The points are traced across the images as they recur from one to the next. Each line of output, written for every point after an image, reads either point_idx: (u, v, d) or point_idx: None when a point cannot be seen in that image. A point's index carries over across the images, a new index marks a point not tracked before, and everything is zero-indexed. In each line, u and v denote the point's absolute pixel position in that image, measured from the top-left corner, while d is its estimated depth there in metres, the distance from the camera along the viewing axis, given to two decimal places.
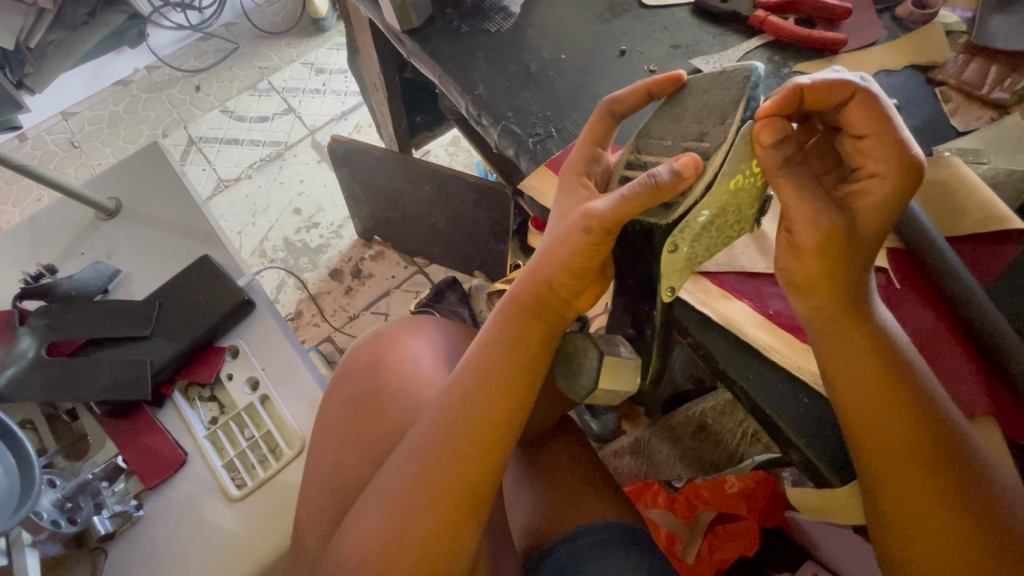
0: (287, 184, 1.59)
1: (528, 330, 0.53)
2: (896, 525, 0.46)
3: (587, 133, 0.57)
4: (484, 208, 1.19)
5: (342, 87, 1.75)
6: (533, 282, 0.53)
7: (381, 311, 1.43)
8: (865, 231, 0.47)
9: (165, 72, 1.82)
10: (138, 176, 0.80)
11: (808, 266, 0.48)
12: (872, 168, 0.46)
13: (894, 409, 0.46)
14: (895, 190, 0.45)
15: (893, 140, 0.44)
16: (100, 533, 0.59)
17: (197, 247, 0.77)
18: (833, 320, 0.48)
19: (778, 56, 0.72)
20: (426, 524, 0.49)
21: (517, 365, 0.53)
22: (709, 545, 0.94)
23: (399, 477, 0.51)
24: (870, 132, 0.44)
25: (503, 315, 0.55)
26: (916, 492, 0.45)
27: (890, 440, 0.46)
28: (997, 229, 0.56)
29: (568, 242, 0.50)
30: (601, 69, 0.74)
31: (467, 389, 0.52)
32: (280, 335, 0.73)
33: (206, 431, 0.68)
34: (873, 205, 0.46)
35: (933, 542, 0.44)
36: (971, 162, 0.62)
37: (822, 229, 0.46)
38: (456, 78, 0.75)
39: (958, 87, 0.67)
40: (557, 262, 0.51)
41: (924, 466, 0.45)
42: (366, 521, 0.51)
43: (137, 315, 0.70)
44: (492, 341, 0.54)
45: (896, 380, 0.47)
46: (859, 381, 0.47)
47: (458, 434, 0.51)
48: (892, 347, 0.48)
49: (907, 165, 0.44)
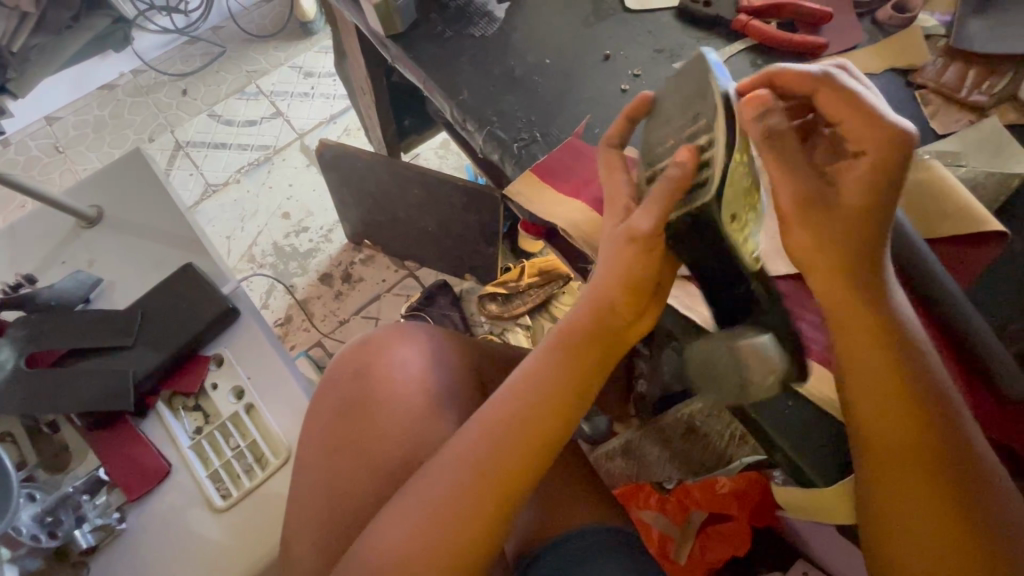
0: (275, 188, 1.58)
1: (572, 346, 0.54)
2: (901, 529, 0.47)
3: (605, 171, 0.58)
4: (473, 211, 1.19)
5: (331, 91, 1.75)
6: (590, 306, 0.53)
7: (371, 316, 1.42)
8: (847, 200, 0.46)
9: (151, 76, 1.81)
10: (119, 184, 0.79)
11: (817, 261, 0.48)
12: (862, 142, 0.45)
13: (909, 414, 0.47)
14: (880, 168, 0.45)
15: (874, 116, 0.44)
16: (82, 547, 0.58)
17: (181, 255, 0.76)
18: (842, 316, 0.49)
19: (760, 61, 0.73)
20: (449, 538, 0.49)
21: (559, 380, 0.53)
22: (701, 546, 0.95)
23: (421, 485, 0.52)
24: (845, 114, 0.45)
25: (554, 335, 0.55)
26: (920, 496, 0.47)
27: (913, 442, 0.47)
28: (975, 231, 0.56)
29: (636, 264, 0.51)
30: (587, 74, 0.75)
31: (501, 402, 0.53)
32: (265, 342, 0.72)
33: (191, 441, 0.67)
34: (859, 184, 0.46)
35: (935, 546, 0.46)
36: (950, 165, 0.63)
37: (791, 198, 0.47)
38: (440, 83, 0.75)
39: (938, 90, 0.68)
40: (620, 285, 0.52)
41: (931, 471, 0.47)
42: (384, 532, 0.51)
43: (119, 324, 0.69)
44: (540, 353, 0.55)
45: (912, 385, 0.48)
46: (876, 386, 0.48)
47: (493, 441, 0.51)
48: (913, 351, 0.49)
49: (893, 140, 0.44)
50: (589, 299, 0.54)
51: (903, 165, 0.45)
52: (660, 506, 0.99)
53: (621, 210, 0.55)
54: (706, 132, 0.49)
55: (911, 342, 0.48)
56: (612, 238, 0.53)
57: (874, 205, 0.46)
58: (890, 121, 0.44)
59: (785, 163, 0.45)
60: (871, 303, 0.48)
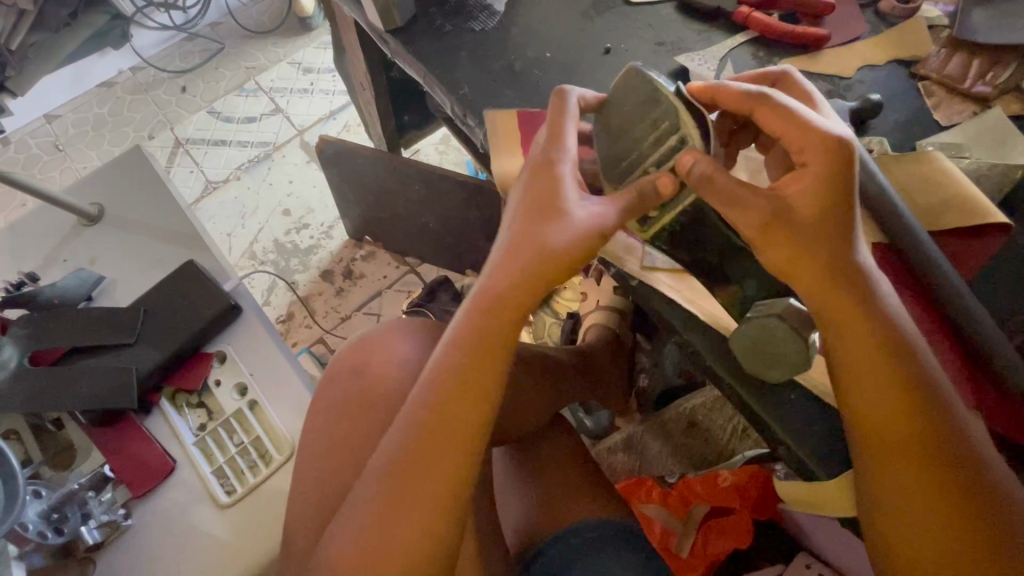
0: (276, 185, 1.58)
1: (492, 328, 0.53)
2: (895, 521, 0.46)
3: (550, 126, 0.54)
4: (474, 207, 1.18)
5: (330, 86, 1.74)
6: (516, 272, 0.52)
7: (373, 312, 1.42)
8: (801, 210, 0.47)
9: (149, 73, 1.80)
10: (120, 182, 0.79)
11: (801, 264, 0.47)
12: (802, 151, 0.47)
13: (904, 407, 0.46)
14: (827, 172, 0.46)
15: (806, 125, 0.47)
16: (88, 544, 0.58)
17: (182, 252, 0.76)
18: (839, 314, 0.47)
19: (762, 53, 0.73)
20: (410, 527, 0.51)
21: (489, 353, 0.53)
22: (703, 538, 0.93)
23: (377, 474, 0.53)
24: (781, 126, 0.48)
25: (471, 302, 0.54)
26: (922, 489, 0.45)
27: (905, 436, 0.46)
28: (979, 222, 0.55)
29: (575, 244, 0.51)
30: (587, 68, 0.74)
31: (430, 383, 0.53)
32: (267, 339, 0.72)
33: (195, 438, 0.67)
34: (808, 190, 0.46)
35: (939, 538, 0.45)
36: (953, 156, 0.62)
37: (758, 226, 0.47)
38: (440, 78, 0.75)
39: (941, 81, 0.67)
40: (556, 261, 0.51)
41: (930, 464, 0.45)
42: (353, 520, 0.52)
43: (123, 322, 0.69)
44: (462, 339, 0.53)
45: (903, 379, 0.47)
46: (868, 382, 0.47)
47: (430, 435, 0.52)
48: (905, 342, 0.47)
49: (828, 143, 0.46)
50: (518, 276, 0.52)
51: (841, 166, 0.46)
52: (662, 500, 0.98)
53: (560, 175, 0.52)
54: (674, 133, 0.51)
55: (901, 334, 0.47)
56: (553, 214, 0.51)
57: (829, 207, 0.46)
58: (822, 128, 0.46)
59: (733, 197, 0.48)
60: (861, 294, 0.47)
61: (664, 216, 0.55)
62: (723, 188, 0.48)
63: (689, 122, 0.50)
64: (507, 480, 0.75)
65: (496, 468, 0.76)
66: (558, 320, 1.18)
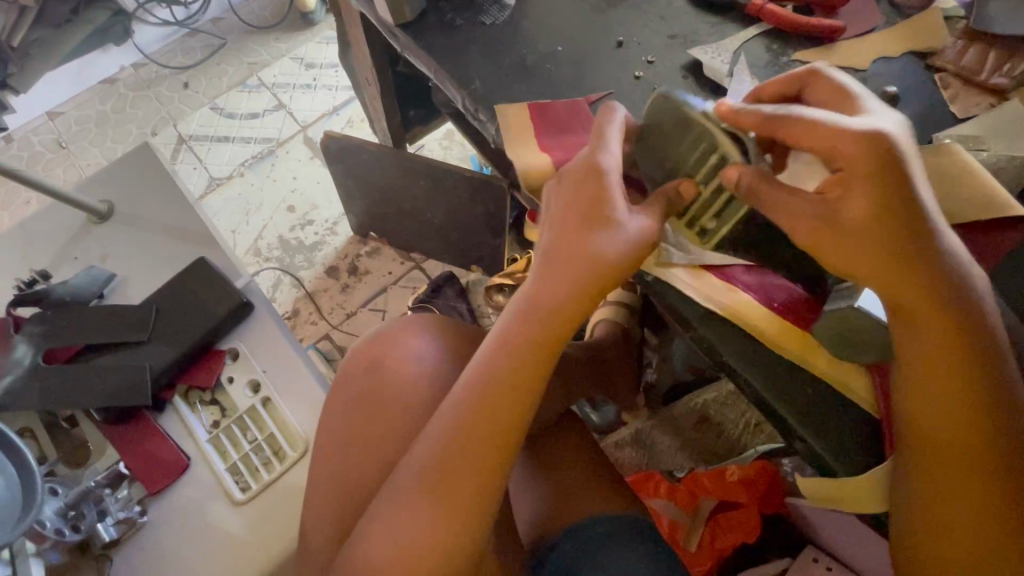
0: (281, 181, 1.58)
1: (537, 330, 0.52)
2: (940, 512, 0.47)
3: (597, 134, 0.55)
4: (480, 203, 1.18)
5: (333, 82, 1.73)
6: (565, 277, 0.52)
7: (378, 308, 1.42)
8: (851, 215, 0.46)
9: (152, 70, 1.79)
10: (128, 179, 0.79)
11: (863, 263, 0.46)
12: (839, 156, 0.46)
13: (968, 407, 0.46)
14: (878, 172, 0.45)
15: (833, 129, 0.46)
16: (105, 541, 0.59)
17: (193, 249, 0.75)
18: (911, 313, 0.47)
19: (776, 45, 0.72)
20: (443, 527, 0.50)
21: (541, 359, 0.53)
22: (710, 533, 0.93)
23: (414, 471, 0.53)
24: (810, 135, 0.47)
25: (519, 303, 0.54)
26: (967, 482, 0.47)
27: (961, 433, 0.46)
28: (998, 216, 0.55)
29: (626, 252, 0.51)
30: (599, 62, 0.74)
31: (484, 383, 0.53)
32: (279, 335, 0.72)
33: (209, 435, 0.67)
34: (863, 195, 0.46)
35: (980, 527, 0.47)
36: (971, 149, 0.62)
37: (807, 234, 0.48)
38: (450, 72, 0.75)
39: (957, 73, 0.67)
40: (609, 265, 0.51)
41: (980, 462, 0.46)
42: (381, 519, 0.52)
43: (135, 320, 0.69)
44: (514, 340, 0.53)
45: (976, 380, 0.46)
46: (928, 379, 0.47)
47: (472, 433, 0.52)
48: (976, 340, 0.46)
49: (864, 141, 0.45)
50: (564, 279, 0.52)
51: (892, 163, 0.45)
52: (670, 494, 0.98)
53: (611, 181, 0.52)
54: (714, 151, 0.53)
55: (973, 331, 0.46)
56: (602, 218, 0.51)
57: (890, 208, 0.45)
58: (852, 130, 0.46)
59: (778, 207, 0.48)
60: (939, 293, 0.46)
61: (722, 227, 0.57)
62: (768, 196, 0.48)
63: (728, 140, 0.51)
64: (520, 474, 0.74)
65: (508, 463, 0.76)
66: None
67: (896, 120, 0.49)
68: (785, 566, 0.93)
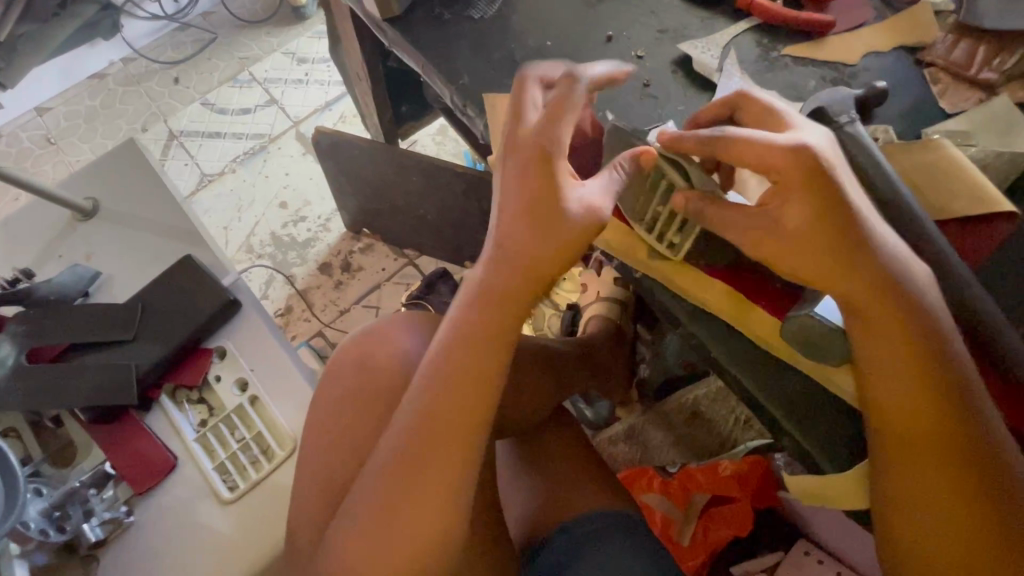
0: (272, 177, 1.57)
1: (496, 316, 0.55)
2: (911, 510, 0.47)
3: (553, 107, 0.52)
4: (473, 199, 1.17)
5: (325, 77, 1.71)
6: (507, 266, 0.54)
7: (372, 305, 1.41)
8: (791, 222, 0.48)
9: (142, 65, 1.77)
10: (114, 176, 0.78)
11: (805, 267, 0.48)
12: (770, 169, 0.48)
13: (924, 402, 0.47)
14: (806, 179, 0.47)
15: (762, 145, 0.48)
16: (90, 541, 0.58)
17: (180, 246, 0.75)
18: (859, 312, 0.48)
19: (766, 40, 0.71)
20: (423, 519, 0.52)
21: (499, 347, 0.55)
22: (703, 528, 0.94)
23: (388, 461, 0.53)
24: (741, 155, 0.48)
25: (468, 296, 0.56)
26: (932, 477, 0.46)
27: (917, 428, 0.47)
28: (985, 211, 0.55)
29: (580, 230, 0.52)
30: (589, 56, 0.73)
31: (448, 372, 0.54)
32: (267, 333, 0.71)
33: (197, 434, 0.66)
34: (800, 200, 0.47)
35: (953, 525, 0.46)
36: (960, 144, 0.62)
37: (754, 246, 0.50)
38: (439, 67, 0.74)
39: (947, 68, 0.67)
40: (553, 249, 0.52)
41: (947, 457, 0.46)
42: (364, 513, 0.53)
43: (120, 318, 0.68)
44: (469, 333, 0.55)
45: (929, 375, 0.47)
46: (875, 376, 0.48)
47: (445, 428, 0.53)
48: (922, 336, 0.47)
49: (790, 153, 0.47)
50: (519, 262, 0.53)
51: (819, 168, 0.47)
52: (664, 490, 0.97)
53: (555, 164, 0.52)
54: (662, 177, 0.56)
55: (919, 327, 0.47)
56: (553, 198, 0.52)
57: (827, 210, 0.47)
58: (778, 144, 0.48)
59: (724, 222, 0.50)
60: (884, 290, 0.47)
61: (686, 240, 0.58)
62: (715, 215, 0.51)
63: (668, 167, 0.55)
64: (510, 470, 0.75)
65: (498, 459, 0.76)
66: (558, 312, 1.18)
67: (822, 133, 0.50)
68: (777, 560, 0.94)
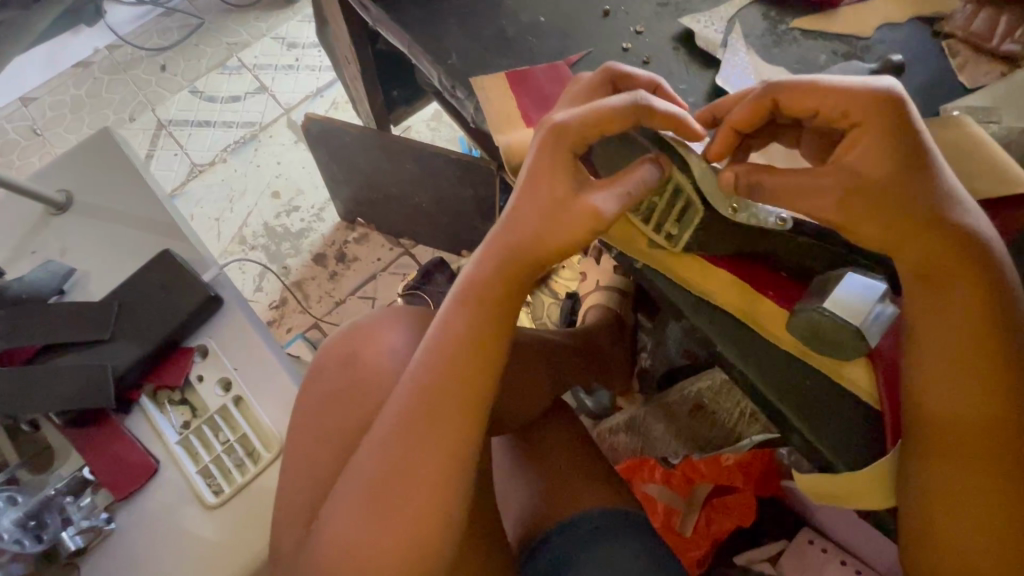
0: (264, 167, 1.53)
1: (485, 308, 0.53)
2: (949, 507, 0.44)
3: (604, 114, 0.51)
4: (469, 185, 1.13)
5: (316, 62, 1.66)
6: (501, 256, 0.53)
7: (367, 295, 1.38)
8: (871, 176, 0.46)
9: (127, 51, 1.72)
10: (88, 167, 0.74)
11: (876, 224, 0.46)
12: (847, 115, 0.47)
13: (1000, 381, 0.43)
14: (886, 126, 0.45)
15: (843, 90, 0.47)
16: (70, 550, 0.56)
17: (159, 240, 0.71)
18: (943, 276, 0.45)
19: (774, 12, 0.67)
20: (407, 523, 0.49)
21: (494, 347, 0.53)
22: (706, 517, 0.92)
23: (374, 458, 0.51)
24: (816, 102, 0.47)
25: (458, 293, 0.54)
26: (979, 470, 0.43)
27: (982, 413, 0.43)
28: (1009, 191, 0.51)
29: (571, 232, 0.51)
30: (584, 34, 0.69)
31: (441, 363, 0.52)
32: (250, 329, 0.68)
33: (179, 436, 0.63)
34: (875, 152, 0.46)
35: (993, 523, 0.43)
36: (982, 120, 0.58)
37: (830, 205, 0.46)
38: (426, 46, 0.70)
39: (966, 40, 0.63)
40: (551, 242, 0.52)
41: (1004, 448, 0.43)
42: (348, 513, 0.50)
43: (95, 317, 0.65)
44: (464, 324, 0.53)
45: (1009, 351, 0.44)
46: (949, 346, 0.44)
47: (427, 428, 0.51)
48: (1002, 306, 0.44)
49: (876, 100, 0.46)
50: (514, 254, 0.53)
51: (899, 120, 0.46)
52: (666, 480, 0.95)
53: (568, 154, 0.51)
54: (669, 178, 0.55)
55: (998, 296, 0.44)
56: (547, 197, 0.51)
57: (905, 167, 0.45)
58: (856, 86, 0.47)
59: (792, 185, 0.47)
60: (971, 254, 0.45)
61: (684, 232, 0.56)
62: (776, 182, 0.48)
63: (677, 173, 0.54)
64: (508, 469, 0.72)
65: (495, 456, 0.74)
66: (558, 301, 1.15)
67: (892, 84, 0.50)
68: (777, 552, 0.92)
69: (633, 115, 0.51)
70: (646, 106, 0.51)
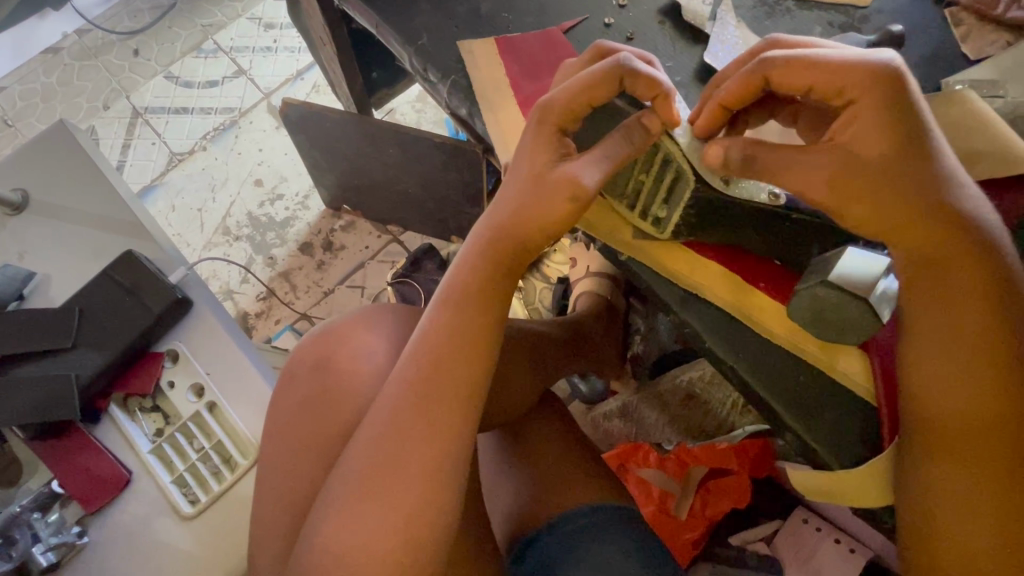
0: (245, 154, 1.48)
1: (465, 306, 0.51)
2: (954, 505, 0.41)
3: (588, 87, 0.49)
4: (453, 169, 1.08)
5: (295, 43, 1.60)
6: (484, 244, 0.52)
7: (356, 285, 1.35)
8: (865, 156, 0.43)
9: (97, 36, 1.65)
10: (43, 164, 0.70)
11: (873, 209, 0.43)
12: (843, 91, 0.44)
13: (1001, 379, 0.41)
14: (880, 104, 0.42)
15: (840, 65, 0.43)
16: (42, 566, 0.54)
17: (120, 241, 0.67)
18: (940, 265, 0.42)
19: None
20: (387, 534, 0.47)
21: (483, 343, 0.51)
22: (701, 501, 0.90)
23: (350, 467, 0.49)
24: (811, 77, 0.44)
25: (441, 296, 0.52)
26: (988, 467, 0.40)
27: (987, 409, 0.41)
28: (1011, 173, 0.48)
29: (554, 215, 0.49)
30: (565, 10, 0.65)
31: (417, 367, 0.50)
32: (221, 333, 0.64)
33: (151, 445, 0.61)
34: (874, 130, 0.43)
35: (1002, 522, 0.40)
36: (986, 95, 0.54)
37: (827, 184, 0.44)
38: (396, 27, 0.66)
39: (971, 7, 0.59)
40: (534, 223, 0.50)
41: (1011, 444, 0.40)
42: (324, 523, 0.48)
43: (56, 324, 0.62)
44: (442, 322, 0.51)
45: (1013, 349, 0.41)
46: (949, 339, 0.42)
47: (408, 430, 0.48)
48: (1009, 293, 0.42)
49: (874, 74, 0.42)
50: (498, 241, 0.52)
51: (898, 96, 0.42)
52: (660, 464, 0.93)
53: (553, 132, 0.50)
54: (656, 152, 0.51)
55: (1005, 283, 0.42)
56: (537, 181, 0.50)
57: (904, 149, 0.42)
58: (851, 59, 0.43)
59: (785, 162, 0.45)
60: (971, 244, 0.42)
61: (673, 214, 0.53)
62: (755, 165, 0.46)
63: (668, 142, 0.50)
64: (493, 466, 0.71)
65: (482, 453, 0.72)
66: (549, 285, 1.12)
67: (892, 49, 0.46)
68: (773, 530, 0.91)
69: (616, 78, 0.48)
70: (629, 66, 0.48)
